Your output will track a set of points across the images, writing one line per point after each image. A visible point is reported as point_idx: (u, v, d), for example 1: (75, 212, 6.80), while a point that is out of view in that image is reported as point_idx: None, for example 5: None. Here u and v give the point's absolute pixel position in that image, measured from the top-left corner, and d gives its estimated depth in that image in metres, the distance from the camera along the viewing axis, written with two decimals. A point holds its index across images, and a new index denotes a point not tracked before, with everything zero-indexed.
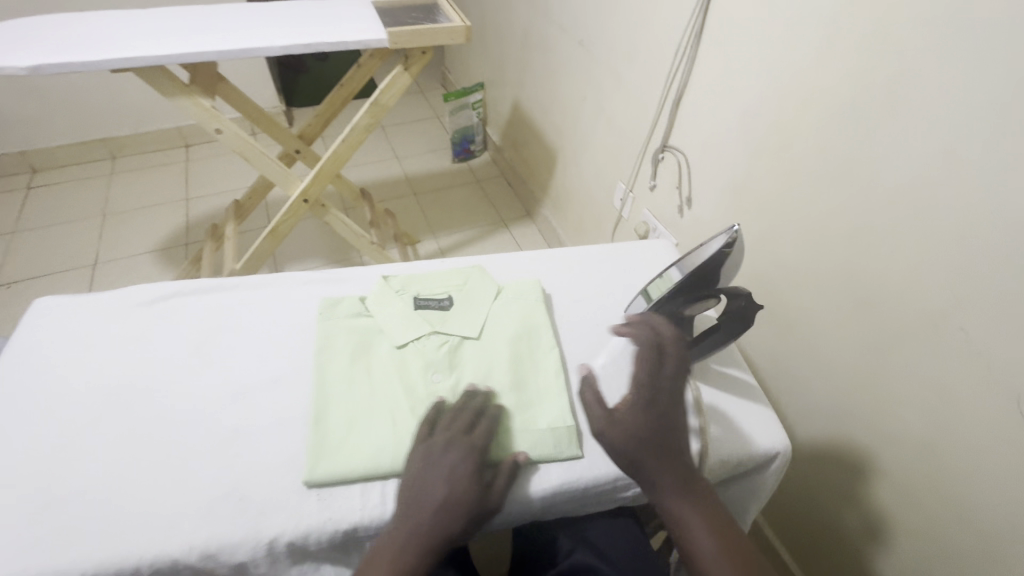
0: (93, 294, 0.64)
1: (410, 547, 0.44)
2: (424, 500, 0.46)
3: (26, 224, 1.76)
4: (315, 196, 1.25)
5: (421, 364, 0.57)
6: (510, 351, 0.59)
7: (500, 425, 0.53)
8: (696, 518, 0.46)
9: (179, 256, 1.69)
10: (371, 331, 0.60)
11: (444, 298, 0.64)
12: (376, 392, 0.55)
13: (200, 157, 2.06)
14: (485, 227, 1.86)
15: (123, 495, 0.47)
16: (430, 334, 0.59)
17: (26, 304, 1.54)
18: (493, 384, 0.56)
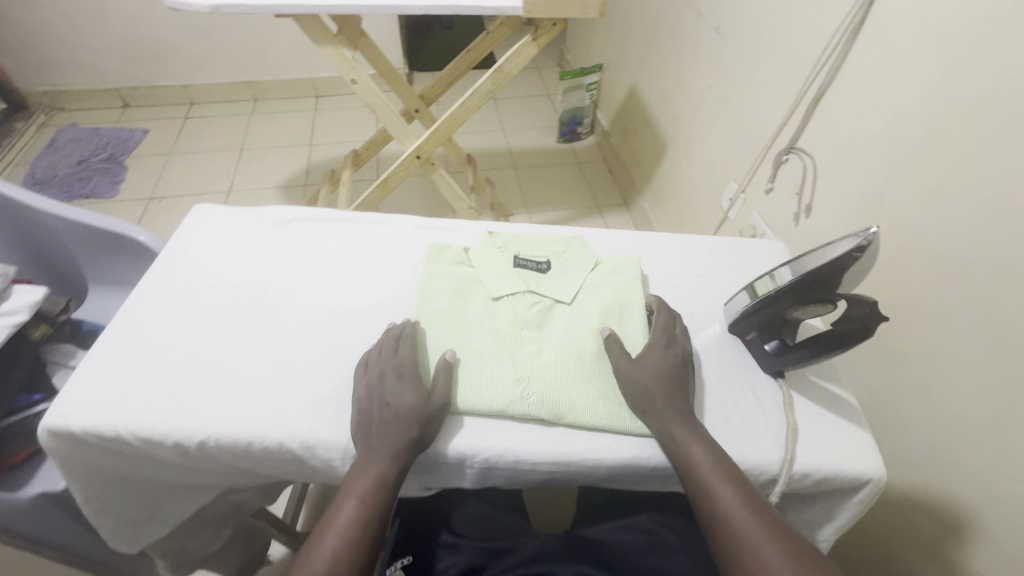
0: (241, 208, 0.73)
1: (381, 457, 0.48)
2: (377, 416, 0.50)
3: (180, 148, 2.01)
4: (427, 153, 1.30)
5: (513, 317, 0.60)
6: (599, 323, 0.59)
7: (581, 389, 0.54)
8: (701, 455, 0.48)
9: (298, 195, 1.85)
10: (471, 280, 0.63)
11: (543, 261, 0.66)
12: (470, 334, 0.58)
13: (326, 108, 2.23)
14: (580, 210, 1.86)
15: (247, 380, 0.54)
16: (525, 293, 0.61)
17: (171, 216, 1.77)
18: (580, 350, 0.57)
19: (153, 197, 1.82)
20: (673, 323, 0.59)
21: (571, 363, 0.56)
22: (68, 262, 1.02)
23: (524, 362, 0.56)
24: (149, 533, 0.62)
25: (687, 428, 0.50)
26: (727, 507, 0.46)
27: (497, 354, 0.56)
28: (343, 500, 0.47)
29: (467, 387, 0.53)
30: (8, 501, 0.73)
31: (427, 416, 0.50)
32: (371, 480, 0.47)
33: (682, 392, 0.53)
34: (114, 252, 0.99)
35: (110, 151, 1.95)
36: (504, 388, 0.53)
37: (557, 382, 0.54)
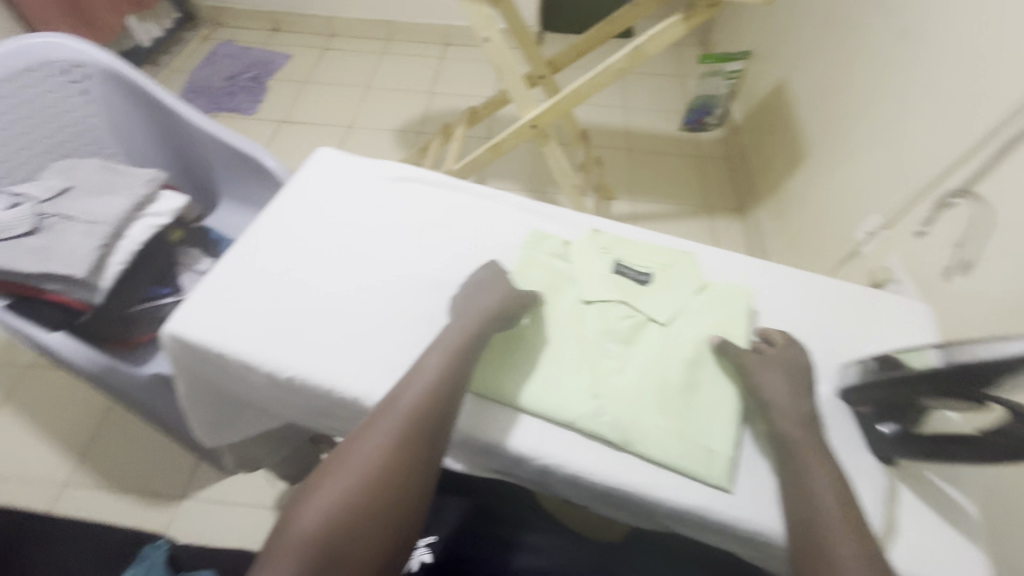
0: (357, 157, 0.75)
1: (466, 322, 0.54)
2: (473, 296, 0.57)
3: (314, 77, 2.13)
4: (544, 124, 1.26)
5: (601, 323, 0.57)
6: (696, 355, 0.55)
7: (658, 422, 0.51)
8: (826, 495, 0.45)
9: (410, 141, 1.91)
10: (564, 277, 0.62)
11: (645, 273, 0.62)
12: (546, 329, 0.57)
13: (452, 59, 2.25)
14: (687, 209, 1.75)
15: (336, 329, 0.57)
16: (618, 303, 0.59)
17: (296, 142, 1.90)
18: (670, 381, 0.53)
19: (284, 121, 1.96)
20: (803, 369, 0.53)
21: (655, 391, 0.53)
22: (207, 173, 1.12)
23: (605, 376, 0.53)
24: (226, 434, 0.70)
25: (816, 456, 0.47)
26: (847, 570, 0.40)
27: (577, 363, 0.55)
28: (432, 351, 0.52)
29: (543, 389, 0.53)
30: (131, 374, 0.85)
31: (510, 297, 0.56)
32: (456, 338, 0.53)
33: (797, 446, 0.48)
34: (247, 171, 1.08)
35: (256, 71, 2.10)
36: (574, 396, 0.52)
37: (637, 407, 0.51)
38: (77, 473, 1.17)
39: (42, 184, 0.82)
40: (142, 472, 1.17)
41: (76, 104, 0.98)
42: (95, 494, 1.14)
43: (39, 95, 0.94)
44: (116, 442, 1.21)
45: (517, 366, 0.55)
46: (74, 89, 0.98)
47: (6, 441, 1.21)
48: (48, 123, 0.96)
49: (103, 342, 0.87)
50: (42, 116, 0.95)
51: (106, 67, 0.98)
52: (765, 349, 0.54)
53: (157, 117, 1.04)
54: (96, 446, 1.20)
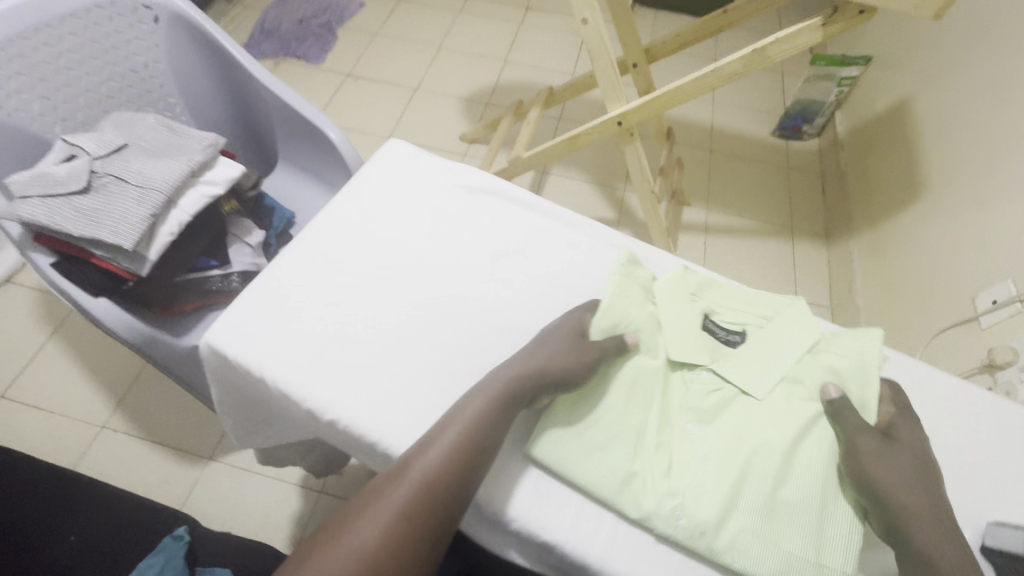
0: (435, 155, 0.69)
1: (501, 377, 0.51)
2: (531, 352, 0.54)
3: (385, 30, 2.03)
4: (631, 123, 1.13)
5: (679, 394, 0.59)
6: (812, 418, 0.56)
7: (739, 520, 0.51)
8: None
9: (477, 113, 1.81)
10: (653, 322, 0.62)
11: (737, 333, 0.64)
12: (610, 402, 0.57)
13: (532, 25, 2.10)
14: (765, 227, 1.61)
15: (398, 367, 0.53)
16: (704, 369, 0.60)
17: (360, 98, 1.83)
18: (758, 462, 0.53)
19: (350, 75, 1.89)
20: (914, 482, 0.50)
21: (738, 474, 0.53)
22: (267, 134, 1.07)
23: (672, 463, 0.55)
24: (255, 439, 0.66)
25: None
26: None
27: (653, 454, 0.55)
28: (466, 402, 0.50)
29: (612, 480, 0.53)
30: (171, 345, 0.81)
31: (565, 358, 0.53)
32: (491, 392, 0.50)
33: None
34: (310, 139, 1.02)
35: (327, 17, 2.02)
36: (632, 487, 0.53)
37: (717, 493, 0.52)
38: (117, 417, 1.19)
39: (98, 138, 0.77)
40: (176, 425, 1.19)
41: (142, 48, 0.93)
42: (130, 441, 1.17)
43: (107, 36, 0.89)
44: (155, 390, 1.22)
45: (576, 443, 0.55)
46: (144, 32, 0.93)
47: (53, 373, 1.24)
48: (113, 66, 0.92)
49: (146, 307, 0.84)
50: (109, 58, 0.91)
51: (176, 10, 0.93)
52: (890, 444, 0.52)
53: (226, 71, 0.99)
54: (136, 393, 1.22)
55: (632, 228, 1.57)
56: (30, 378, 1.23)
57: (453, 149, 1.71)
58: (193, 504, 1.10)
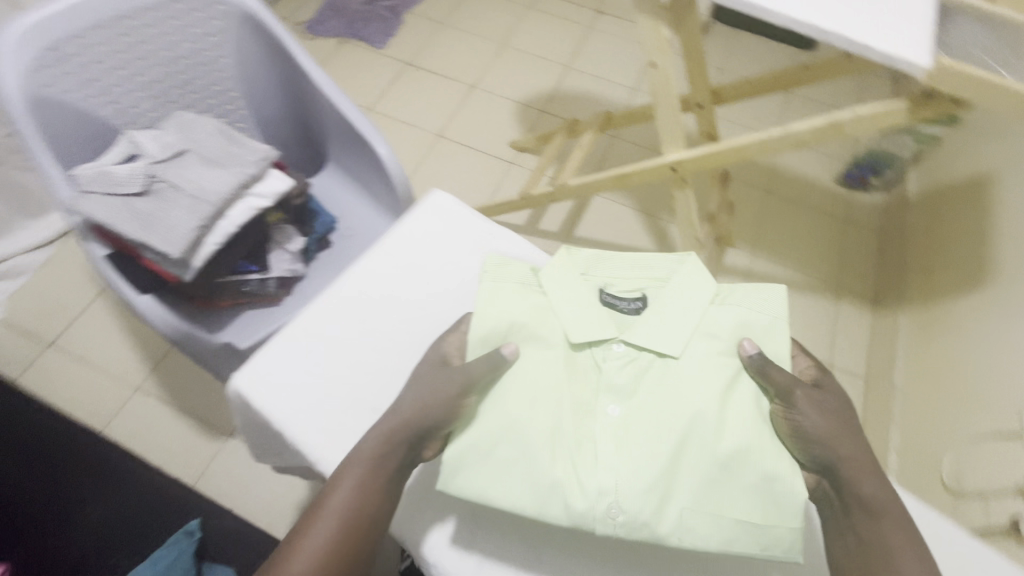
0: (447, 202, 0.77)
1: (376, 437, 0.58)
2: (400, 409, 0.60)
3: (451, 20, 2.01)
4: (686, 171, 1.09)
5: (588, 381, 0.65)
6: (733, 376, 0.63)
7: (686, 489, 0.57)
8: (898, 537, 0.54)
9: (530, 120, 1.79)
10: (547, 312, 0.68)
11: (638, 299, 0.72)
12: (494, 424, 0.59)
13: (600, 31, 2.04)
14: (808, 281, 1.55)
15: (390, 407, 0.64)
16: (617, 342, 0.67)
17: (417, 90, 1.83)
18: (688, 429, 0.60)
19: (409, 64, 1.89)
20: (838, 416, 0.60)
21: (667, 458, 0.58)
22: (319, 135, 1.09)
23: (591, 463, 0.58)
24: (269, 459, 0.70)
25: (887, 496, 0.57)
26: None
27: (575, 450, 0.59)
28: (351, 465, 0.57)
29: (530, 493, 0.56)
30: (204, 342, 0.85)
31: (429, 411, 0.59)
32: (368, 453, 0.57)
33: (860, 507, 0.56)
34: (359, 148, 1.03)
35: (395, 0, 2.02)
36: (556, 500, 0.56)
37: (652, 477, 0.57)
38: (149, 381, 1.26)
39: (160, 141, 0.80)
40: (203, 396, 1.25)
41: (211, 43, 0.95)
42: (159, 406, 1.24)
43: (179, 29, 0.91)
44: (187, 360, 1.29)
45: (471, 472, 0.58)
46: (214, 27, 0.94)
47: (98, 329, 1.31)
48: (181, 59, 0.94)
49: (188, 300, 0.88)
50: (178, 51, 0.93)
51: (247, 10, 0.95)
52: (814, 392, 0.61)
53: (288, 73, 1.01)
54: (169, 360, 1.29)
55: None
56: (75, 332, 1.31)
57: (501, 155, 1.70)
58: (209, 476, 1.17)
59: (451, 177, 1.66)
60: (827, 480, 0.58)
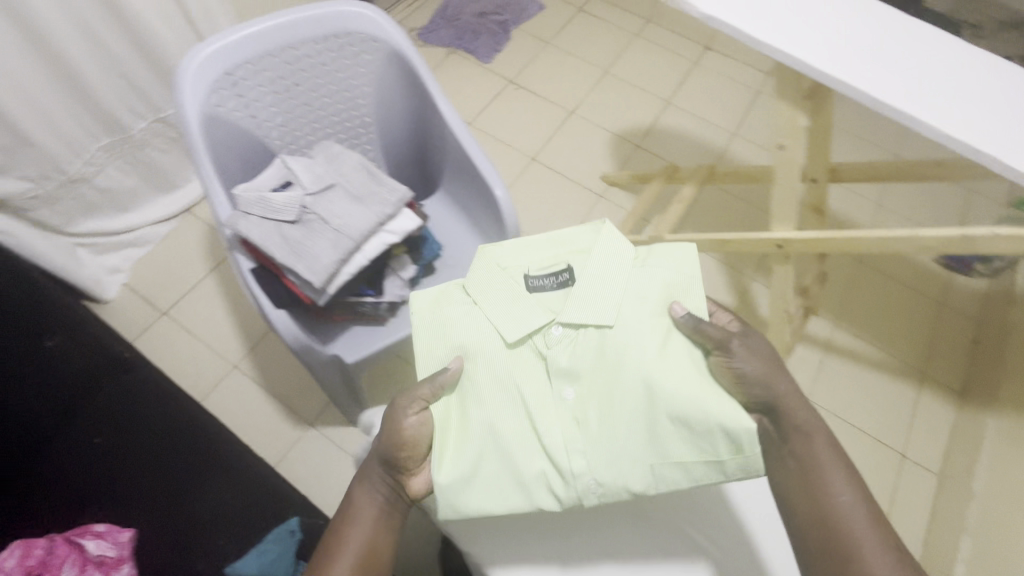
0: None
1: (367, 473, 0.76)
2: (378, 446, 0.76)
3: (557, 41, 2.04)
4: (792, 249, 1.08)
5: (539, 374, 0.78)
6: (653, 331, 0.75)
7: (638, 444, 0.72)
8: (822, 452, 0.70)
9: (624, 154, 1.80)
10: (489, 322, 0.79)
11: (564, 275, 0.82)
12: (469, 449, 0.74)
13: (705, 68, 2.01)
14: (890, 362, 1.50)
15: None
16: (556, 324, 0.79)
17: (516, 109, 1.87)
18: (635, 397, 0.73)
19: (512, 82, 1.93)
20: (767, 362, 0.73)
21: (625, 425, 0.73)
22: (437, 165, 1.13)
23: (560, 450, 0.73)
24: None
25: (815, 423, 0.71)
26: (841, 495, 0.67)
27: (540, 443, 0.74)
28: (356, 497, 0.75)
29: (512, 489, 0.73)
30: (318, 355, 0.92)
31: (390, 443, 0.74)
32: (365, 484, 0.75)
33: (788, 430, 0.71)
34: (476, 186, 1.07)
35: (506, 15, 2.05)
36: (541, 490, 0.73)
37: (617, 448, 0.72)
38: (245, 362, 1.37)
39: (311, 171, 0.87)
40: (290, 384, 1.35)
41: (357, 74, 1.01)
42: (253, 386, 1.34)
43: (334, 60, 0.98)
44: (280, 347, 1.39)
45: (466, 492, 0.73)
46: (363, 60, 1.00)
47: (206, 306, 1.44)
48: (331, 86, 1.01)
49: (305, 312, 0.95)
50: (330, 79, 1.00)
51: (396, 48, 0.99)
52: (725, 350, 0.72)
53: (421, 108, 1.05)
54: (264, 345, 1.39)
55: (746, 321, 1.52)
56: (186, 305, 1.44)
57: (591, 187, 1.72)
58: (290, 461, 1.27)
59: (539, 202, 1.69)
60: (768, 419, 0.72)
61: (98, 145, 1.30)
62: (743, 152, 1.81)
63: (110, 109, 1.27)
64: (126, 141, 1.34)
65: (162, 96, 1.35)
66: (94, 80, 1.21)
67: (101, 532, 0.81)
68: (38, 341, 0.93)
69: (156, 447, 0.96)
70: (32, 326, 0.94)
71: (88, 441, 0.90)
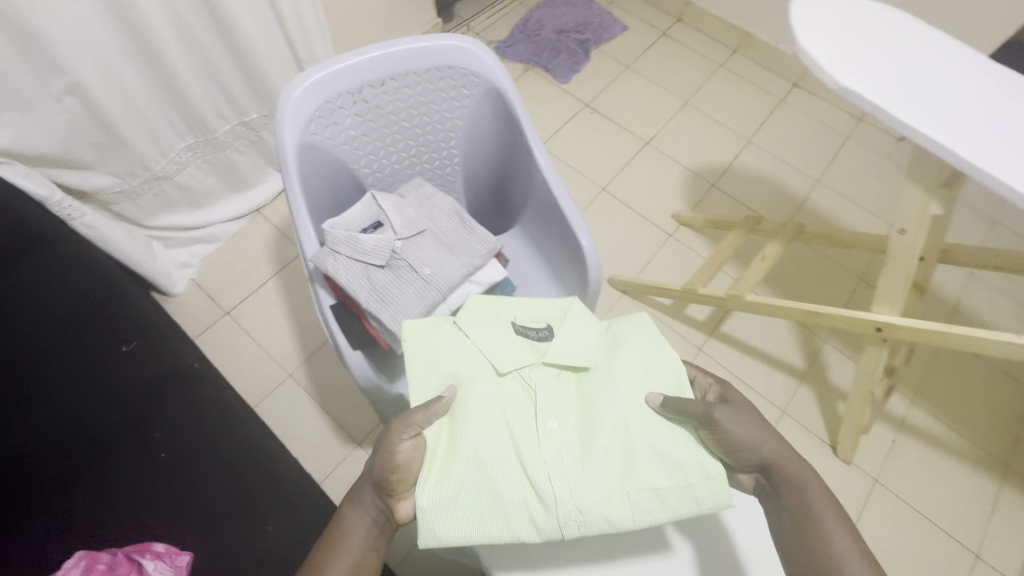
0: None
1: (358, 498, 0.68)
2: (370, 471, 0.67)
3: (638, 65, 1.97)
4: (894, 335, 1.01)
5: (523, 405, 0.71)
6: (632, 367, 0.72)
7: (625, 473, 0.65)
8: (817, 496, 0.65)
9: (698, 193, 1.72)
10: (475, 355, 0.74)
11: (544, 329, 0.80)
12: (458, 472, 0.65)
13: (792, 106, 1.90)
14: (970, 450, 1.38)
15: None
16: (539, 365, 0.74)
17: (590, 135, 1.82)
18: (612, 426, 0.68)
19: (588, 105, 1.87)
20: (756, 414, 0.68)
21: (604, 455, 0.66)
22: (518, 204, 1.07)
23: (544, 475, 0.64)
24: None
25: (808, 469, 0.66)
26: (839, 540, 0.62)
27: (525, 473, 0.65)
28: (343, 522, 0.67)
29: (496, 519, 0.63)
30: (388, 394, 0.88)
31: (383, 467, 0.65)
32: (353, 507, 0.67)
33: (786, 481, 0.66)
34: (559, 232, 0.99)
35: (587, 34, 2.00)
36: (523, 519, 0.63)
37: (603, 478, 0.64)
38: (300, 371, 1.37)
39: (403, 214, 0.87)
40: (340, 400, 1.34)
41: (452, 107, 0.98)
42: (305, 397, 1.34)
43: (431, 92, 0.95)
44: (335, 360, 1.39)
45: (447, 517, 0.63)
46: (461, 94, 0.97)
47: (267, 310, 1.44)
48: (424, 117, 0.98)
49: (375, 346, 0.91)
50: (423, 112, 0.97)
51: (496, 85, 0.95)
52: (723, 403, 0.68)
53: (511, 147, 1.01)
54: (320, 356, 1.39)
55: (815, 388, 1.43)
56: (247, 307, 1.45)
57: (661, 225, 1.66)
58: (335, 479, 1.26)
59: (607, 236, 1.64)
60: (763, 476, 0.68)
61: (183, 145, 1.32)
62: (827, 202, 1.71)
63: (199, 111, 1.29)
64: (209, 142, 1.36)
65: (248, 102, 1.36)
66: (189, 84, 1.23)
67: (161, 553, 0.79)
68: (118, 349, 0.97)
69: (214, 468, 0.92)
70: (116, 335, 0.98)
71: (155, 453, 0.91)
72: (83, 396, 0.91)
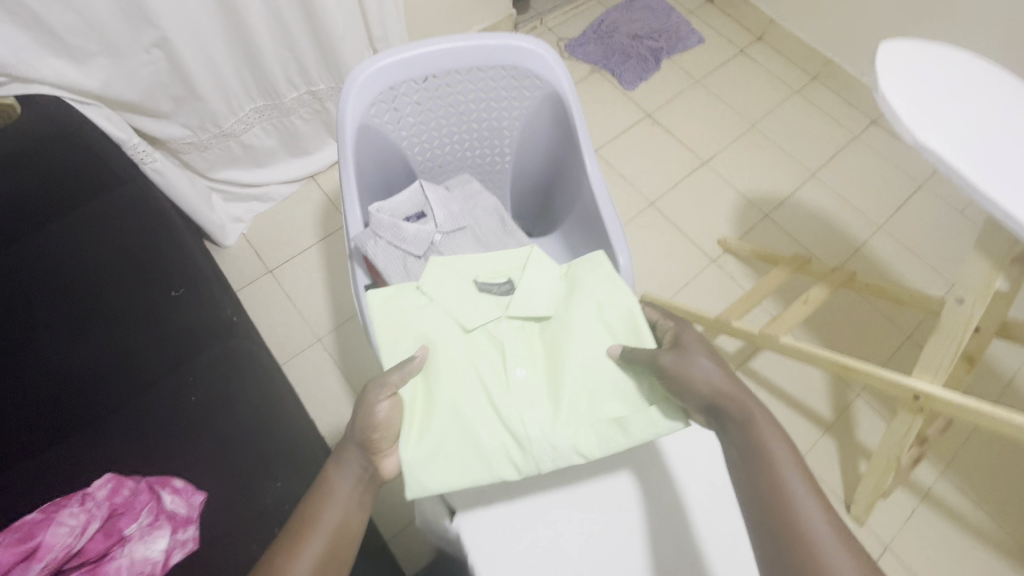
0: None
1: (342, 457, 0.67)
2: (356, 430, 0.66)
3: (708, 81, 1.91)
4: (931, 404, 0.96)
5: (491, 355, 0.73)
6: (581, 308, 0.74)
7: (593, 409, 0.68)
8: (766, 431, 0.60)
9: (750, 222, 1.67)
10: (441, 315, 0.75)
11: (503, 283, 0.82)
12: (436, 424, 0.66)
13: (866, 144, 1.81)
14: (997, 536, 1.31)
15: None
16: (502, 318, 0.77)
17: (647, 146, 1.78)
18: (576, 371, 0.70)
19: (650, 116, 1.84)
20: (706, 355, 0.65)
21: (574, 398, 0.69)
22: (561, 212, 1.07)
23: (516, 417, 0.67)
24: None
25: (758, 407, 0.62)
26: (791, 478, 0.57)
27: (495, 414, 0.67)
28: (328, 481, 0.65)
29: (475, 465, 0.65)
30: None
31: (366, 423, 0.66)
32: (337, 466, 0.66)
33: (739, 419, 0.61)
34: (596, 244, 0.98)
35: (661, 42, 1.95)
36: (501, 462, 0.65)
37: (573, 416, 0.67)
38: (328, 337, 1.43)
39: (446, 208, 0.89)
40: (362, 371, 1.39)
41: (514, 108, 0.98)
42: (329, 362, 1.40)
43: (495, 90, 0.96)
44: (363, 332, 1.43)
45: (432, 471, 0.64)
46: (523, 96, 0.97)
47: (307, 273, 1.50)
48: (483, 113, 0.98)
49: None
50: (482, 107, 0.98)
51: (557, 90, 0.95)
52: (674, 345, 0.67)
53: (564, 152, 1.00)
54: (348, 325, 1.44)
55: (839, 441, 1.38)
56: (290, 268, 1.51)
57: (704, 249, 1.62)
58: None
59: (649, 253, 1.61)
60: (713, 418, 0.63)
61: (252, 107, 1.37)
62: (887, 252, 1.62)
63: (272, 77, 1.34)
64: (278, 107, 1.42)
65: (319, 73, 1.41)
66: (268, 51, 1.28)
67: (179, 490, 0.85)
68: (168, 293, 1.02)
69: (235, 425, 0.94)
70: (166, 280, 1.03)
71: (186, 396, 0.96)
72: (132, 334, 0.98)
